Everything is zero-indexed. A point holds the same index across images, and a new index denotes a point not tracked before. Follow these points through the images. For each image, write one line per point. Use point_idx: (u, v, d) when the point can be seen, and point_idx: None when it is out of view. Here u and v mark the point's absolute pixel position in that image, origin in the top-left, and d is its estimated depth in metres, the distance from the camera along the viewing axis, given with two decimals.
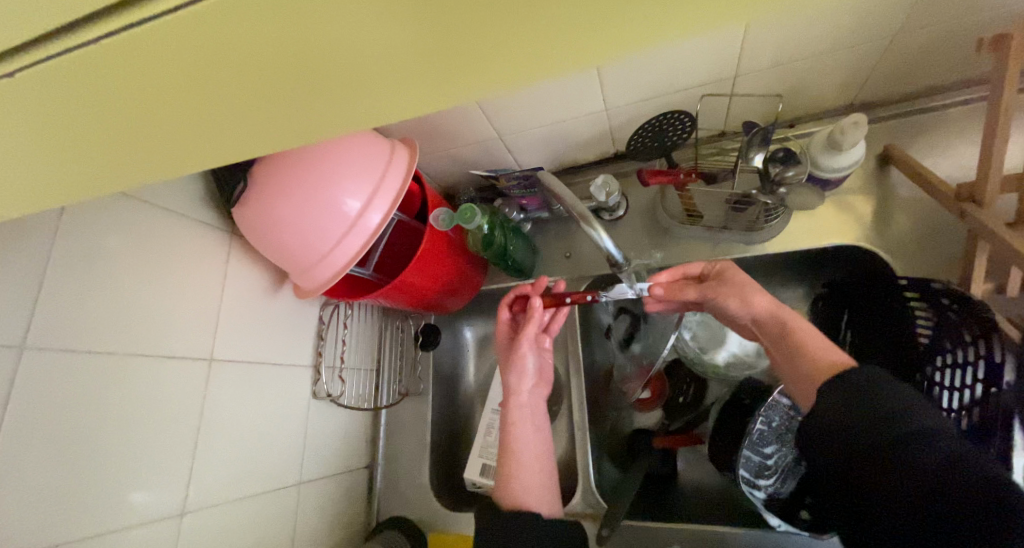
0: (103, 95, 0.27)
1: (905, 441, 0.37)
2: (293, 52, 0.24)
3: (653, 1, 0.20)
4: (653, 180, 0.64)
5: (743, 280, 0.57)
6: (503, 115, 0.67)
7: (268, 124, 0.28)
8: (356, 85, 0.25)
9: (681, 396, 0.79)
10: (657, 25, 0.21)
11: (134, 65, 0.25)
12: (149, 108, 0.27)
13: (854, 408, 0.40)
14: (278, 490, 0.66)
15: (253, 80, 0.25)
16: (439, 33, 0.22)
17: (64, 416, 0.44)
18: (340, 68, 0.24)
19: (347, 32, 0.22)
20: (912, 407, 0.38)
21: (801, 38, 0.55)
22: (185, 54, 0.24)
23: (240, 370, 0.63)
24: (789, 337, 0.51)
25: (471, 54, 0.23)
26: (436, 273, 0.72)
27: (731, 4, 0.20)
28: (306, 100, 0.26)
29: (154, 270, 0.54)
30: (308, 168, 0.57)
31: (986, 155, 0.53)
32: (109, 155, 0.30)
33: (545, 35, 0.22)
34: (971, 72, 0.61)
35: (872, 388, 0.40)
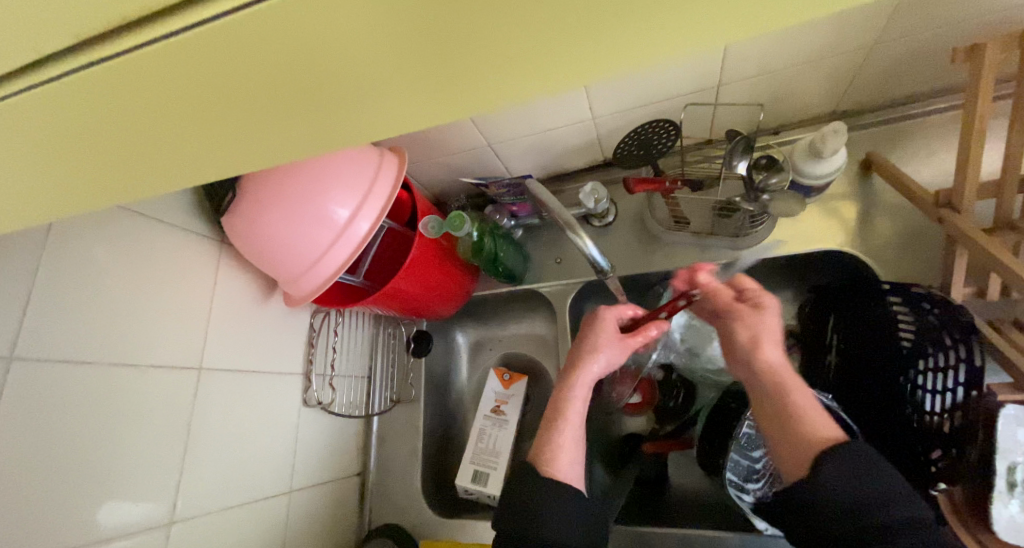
0: (87, 117, 0.27)
1: (886, 529, 0.38)
2: (271, 74, 0.24)
3: (620, 28, 0.21)
4: (639, 188, 0.65)
5: (762, 324, 0.55)
6: (491, 124, 0.68)
7: (247, 143, 0.29)
8: (335, 104, 0.26)
9: (671, 401, 0.79)
10: (625, 48, 0.22)
11: (117, 88, 0.25)
12: (129, 130, 0.28)
13: (851, 488, 0.40)
14: (268, 498, 0.66)
15: (235, 98, 0.26)
16: (416, 55, 0.23)
17: (51, 427, 0.44)
18: (317, 86, 0.25)
19: (325, 54, 0.23)
20: (898, 495, 0.40)
21: (782, 48, 0.56)
22: (165, 79, 0.25)
23: (230, 378, 0.63)
24: (781, 397, 0.49)
25: (448, 75, 0.24)
26: (426, 280, 0.73)
27: (693, 28, 0.21)
28: (285, 119, 0.27)
29: (144, 281, 0.54)
30: (298, 178, 0.57)
31: (964, 163, 0.54)
32: (92, 174, 0.31)
33: (518, 57, 0.23)
34: (949, 81, 0.62)
35: (864, 465, 0.41)
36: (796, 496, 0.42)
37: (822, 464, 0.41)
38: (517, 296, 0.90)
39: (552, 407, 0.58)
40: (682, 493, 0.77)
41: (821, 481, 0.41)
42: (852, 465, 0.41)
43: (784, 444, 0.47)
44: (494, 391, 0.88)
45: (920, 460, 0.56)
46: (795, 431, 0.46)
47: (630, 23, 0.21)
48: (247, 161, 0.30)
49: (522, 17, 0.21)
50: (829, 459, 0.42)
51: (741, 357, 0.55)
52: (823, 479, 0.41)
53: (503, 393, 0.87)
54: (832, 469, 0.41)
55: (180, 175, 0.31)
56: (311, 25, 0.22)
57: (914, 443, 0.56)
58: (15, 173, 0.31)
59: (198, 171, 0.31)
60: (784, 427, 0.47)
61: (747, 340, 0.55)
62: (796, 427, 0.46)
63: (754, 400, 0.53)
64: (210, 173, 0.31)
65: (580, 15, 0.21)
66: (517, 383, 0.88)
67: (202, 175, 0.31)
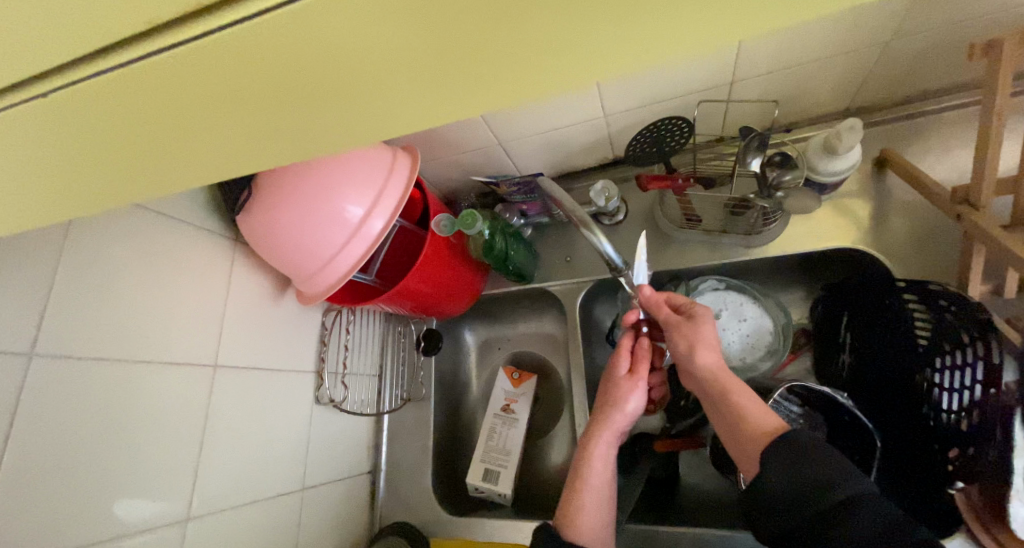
0: (113, 116, 0.27)
1: (832, 515, 0.39)
2: (295, 71, 0.24)
3: (651, 22, 0.21)
4: (653, 185, 0.65)
5: (694, 332, 0.58)
6: (503, 122, 0.68)
7: (271, 141, 0.28)
8: (357, 103, 0.26)
9: (683, 400, 0.78)
10: (654, 44, 0.22)
11: (145, 89, 0.26)
12: (154, 128, 0.28)
13: (794, 478, 0.42)
14: (281, 495, 0.67)
15: (258, 95, 0.26)
16: (441, 51, 0.23)
17: (72, 422, 0.45)
18: (339, 84, 0.25)
19: (350, 50, 0.23)
20: (840, 476, 0.41)
21: (796, 44, 0.56)
22: (192, 76, 0.25)
23: (245, 375, 0.64)
24: (726, 401, 0.52)
25: (473, 72, 0.24)
26: (437, 279, 0.73)
27: (726, 22, 0.21)
28: (308, 117, 0.27)
29: (160, 278, 0.54)
30: (309, 180, 0.57)
31: (981, 159, 0.54)
32: (112, 172, 0.31)
33: (545, 53, 0.23)
34: (964, 77, 0.61)
35: (810, 452, 0.43)
36: (754, 496, 0.44)
37: (767, 460, 0.44)
38: (527, 295, 0.90)
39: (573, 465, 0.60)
40: (695, 494, 0.77)
41: (767, 475, 0.43)
42: (796, 453, 0.43)
43: (733, 442, 0.50)
44: (504, 390, 0.88)
45: (936, 458, 0.55)
46: (741, 428, 0.49)
47: (660, 16, 0.21)
48: (267, 163, 0.30)
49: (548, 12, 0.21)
50: (770, 453, 0.44)
51: (685, 369, 0.58)
52: (769, 474, 0.43)
53: (513, 392, 0.87)
54: (777, 463, 0.43)
55: (199, 178, 0.31)
56: (338, 20, 0.22)
57: (928, 441, 0.56)
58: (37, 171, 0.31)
59: (218, 168, 0.31)
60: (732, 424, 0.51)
61: (686, 350, 0.57)
62: (744, 429, 0.49)
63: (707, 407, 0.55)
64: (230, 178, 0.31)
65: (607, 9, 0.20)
66: (527, 381, 0.88)
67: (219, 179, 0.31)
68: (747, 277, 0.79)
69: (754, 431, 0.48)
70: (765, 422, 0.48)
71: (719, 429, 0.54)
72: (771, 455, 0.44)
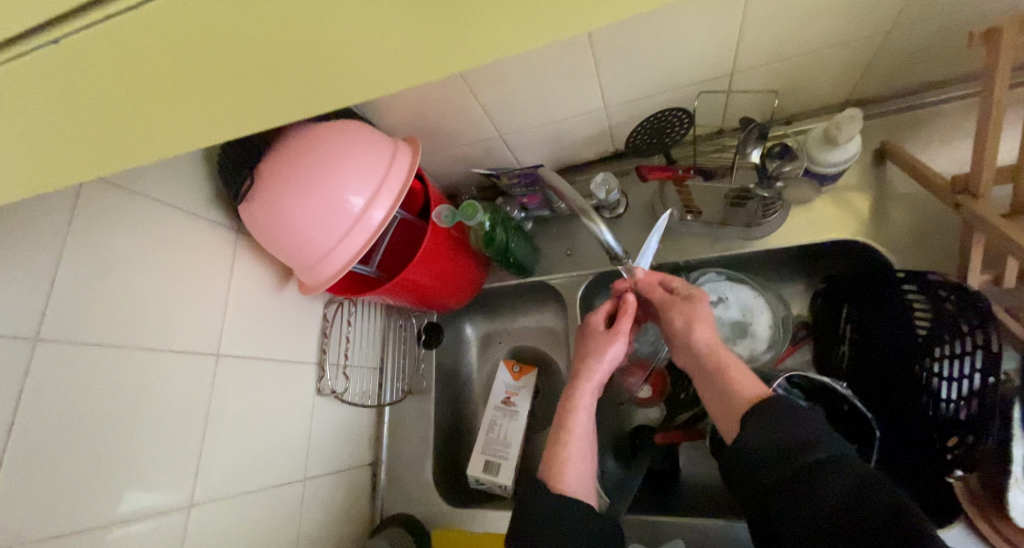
0: (114, 79, 0.28)
1: (807, 473, 0.41)
2: (302, 34, 0.25)
3: None
4: (652, 175, 0.65)
5: (690, 311, 0.59)
6: (504, 114, 0.68)
7: (283, 98, 0.30)
8: (363, 55, 0.27)
9: (682, 392, 0.78)
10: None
11: (143, 46, 0.26)
12: (158, 89, 0.28)
13: (770, 439, 0.44)
14: (283, 486, 0.67)
15: (267, 56, 0.27)
16: (443, 9, 0.24)
17: (76, 408, 0.45)
18: (346, 41, 0.26)
19: (353, 9, 0.24)
20: (814, 438, 0.43)
21: (796, 34, 0.56)
22: (195, 35, 0.25)
23: (247, 365, 0.64)
24: (721, 374, 0.53)
25: (474, 27, 0.25)
26: (437, 270, 0.73)
27: None
28: (320, 74, 0.28)
29: (164, 266, 0.55)
30: (310, 166, 0.58)
31: (980, 148, 0.54)
32: (118, 137, 0.31)
33: (543, 9, 0.24)
34: (964, 69, 0.62)
35: (786, 415, 0.45)
36: (731, 453, 0.47)
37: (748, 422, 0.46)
38: (527, 288, 0.90)
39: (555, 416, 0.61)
40: (695, 485, 0.77)
41: (746, 437, 0.45)
42: (773, 414, 0.45)
43: (721, 408, 0.52)
44: (504, 383, 0.88)
45: (935, 448, 0.55)
46: (729, 396, 0.51)
47: None
48: (280, 120, 0.32)
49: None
50: (751, 417, 0.46)
51: (680, 345, 0.59)
52: (747, 434, 0.46)
53: (513, 384, 0.87)
54: (757, 422, 0.46)
55: (210, 131, 0.32)
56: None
57: (930, 432, 0.56)
58: (36, 139, 0.31)
59: (227, 129, 0.32)
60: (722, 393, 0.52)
61: (683, 325, 0.59)
62: (732, 396, 0.51)
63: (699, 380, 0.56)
64: (238, 132, 0.32)
65: None
66: (528, 374, 0.88)
67: (228, 133, 0.32)
68: (747, 270, 0.79)
69: (742, 400, 0.49)
70: (753, 390, 0.50)
71: (706, 400, 0.55)
72: (751, 419, 0.46)
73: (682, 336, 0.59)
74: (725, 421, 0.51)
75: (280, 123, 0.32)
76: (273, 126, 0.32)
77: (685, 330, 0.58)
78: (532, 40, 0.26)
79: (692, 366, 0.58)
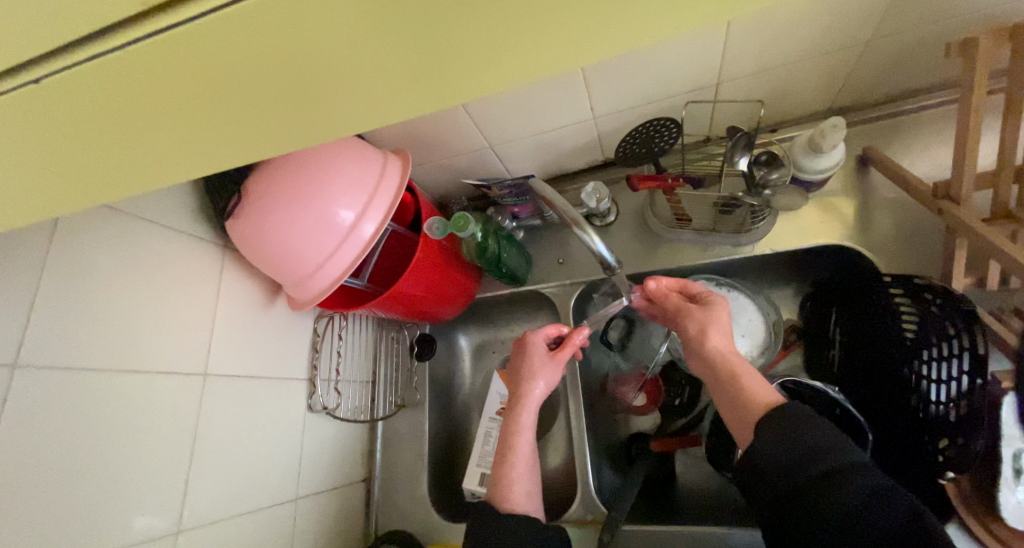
0: (103, 111, 0.27)
1: (821, 483, 0.41)
2: (292, 66, 0.25)
3: (631, 17, 0.22)
4: (642, 185, 0.66)
5: (708, 316, 0.60)
6: (493, 125, 0.69)
7: (273, 132, 0.29)
8: (355, 90, 0.26)
9: (676, 399, 0.79)
10: (637, 33, 0.23)
11: (137, 77, 0.25)
12: (146, 121, 0.28)
13: (787, 443, 0.43)
14: (273, 507, 0.65)
15: (260, 90, 0.26)
16: (435, 42, 0.23)
17: (56, 436, 0.44)
18: (333, 73, 0.25)
19: (344, 40, 0.23)
20: (834, 446, 0.42)
21: (780, 45, 0.57)
22: (185, 68, 0.25)
23: (235, 384, 0.62)
24: (733, 384, 0.52)
25: (466, 62, 0.25)
26: (429, 282, 0.72)
27: (704, 14, 0.22)
28: (308, 106, 0.27)
29: (151, 286, 0.54)
30: (298, 180, 0.57)
31: (961, 155, 0.55)
32: (106, 170, 0.31)
33: (534, 44, 0.24)
34: (942, 76, 0.63)
35: (801, 424, 0.44)
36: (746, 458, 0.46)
37: (761, 428, 0.45)
38: (519, 298, 0.90)
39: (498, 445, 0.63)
40: (692, 489, 0.78)
41: (761, 445, 0.45)
42: (784, 427, 0.44)
43: (732, 415, 0.51)
44: (498, 394, 0.87)
45: (927, 449, 0.56)
46: (743, 402, 0.50)
47: (643, 12, 0.22)
48: (267, 154, 0.31)
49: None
50: (766, 425, 0.45)
51: (694, 350, 0.60)
52: (762, 443, 0.45)
53: (507, 395, 0.87)
54: (770, 433, 0.45)
55: (196, 159, 0.31)
56: (329, 13, 0.22)
57: (920, 433, 0.56)
58: (29, 168, 0.31)
59: (214, 159, 0.31)
60: (733, 407, 0.51)
61: (696, 332, 0.60)
62: (743, 399, 0.50)
63: (712, 388, 0.56)
64: (226, 163, 0.31)
65: None
66: None
67: (213, 161, 0.31)
68: (737, 275, 0.79)
69: (754, 405, 0.49)
70: (768, 397, 0.49)
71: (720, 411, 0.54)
72: (764, 429, 0.45)
73: (695, 342, 0.60)
74: (737, 426, 0.51)
75: (269, 154, 0.31)
76: (261, 158, 0.31)
77: (698, 334, 0.59)
78: (523, 76, 0.26)
79: (705, 372, 0.58)
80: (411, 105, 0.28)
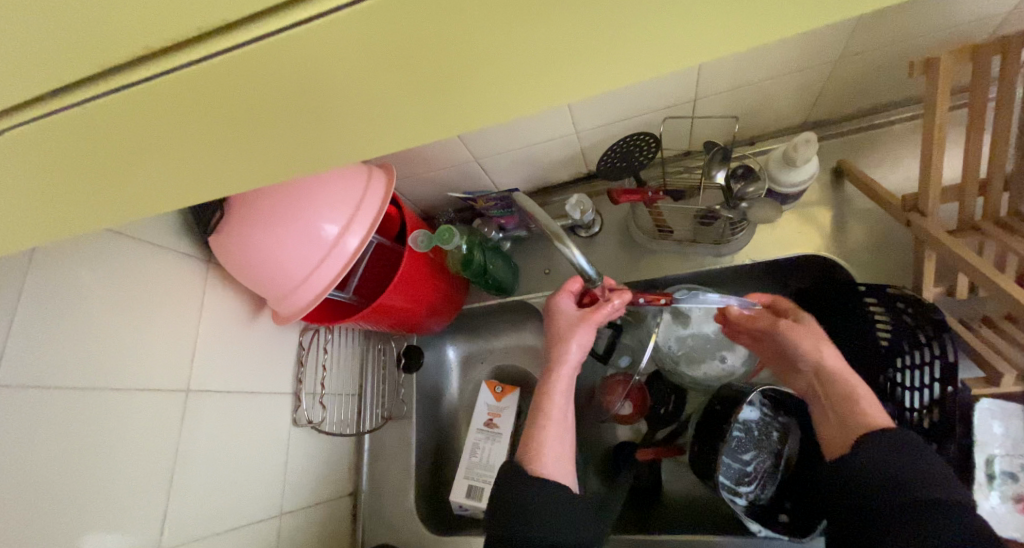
0: (87, 147, 0.29)
1: (914, 505, 0.40)
2: (263, 102, 0.26)
3: (592, 65, 0.23)
4: (622, 199, 0.67)
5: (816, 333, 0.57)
6: (478, 140, 0.70)
7: (248, 167, 0.30)
8: (327, 128, 0.27)
9: (663, 407, 0.80)
10: (599, 78, 0.24)
11: (120, 116, 0.26)
12: (128, 156, 0.29)
13: (888, 460, 0.43)
14: (256, 522, 0.65)
15: (237, 126, 0.27)
16: (403, 87, 0.24)
17: (32, 458, 0.43)
18: (305, 110, 0.26)
19: (314, 80, 0.24)
20: (946, 485, 0.40)
21: (752, 64, 0.59)
22: (164, 107, 0.26)
23: (218, 399, 0.62)
24: (846, 402, 0.51)
25: (434, 103, 0.26)
26: (416, 293, 0.73)
27: (661, 62, 0.23)
28: (277, 139, 0.28)
29: (134, 303, 0.54)
30: (286, 198, 0.57)
31: (927, 170, 0.57)
32: (88, 204, 0.32)
33: (501, 86, 0.25)
34: (909, 93, 0.65)
35: (912, 452, 0.43)
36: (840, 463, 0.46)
37: (865, 439, 0.45)
38: (506, 309, 0.91)
39: (534, 408, 0.62)
40: (678, 498, 0.78)
41: (864, 454, 0.44)
42: (892, 447, 0.43)
43: (839, 434, 0.51)
44: (486, 404, 0.87)
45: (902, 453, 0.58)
46: (853, 421, 0.49)
47: (603, 60, 0.23)
48: (245, 186, 0.32)
49: (518, 32, 0.22)
50: (876, 439, 0.45)
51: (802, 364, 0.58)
52: (864, 452, 0.44)
53: (495, 406, 0.87)
54: (875, 447, 0.44)
55: (176, 192, 0.32)
56: (300, 57, 0.23)
57: None
58: (17, 198, 0.32)
59: (190, 195, 0.32)
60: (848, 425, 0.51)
61: (810, 346, 0.56)
62: (854, 418, 0.49)
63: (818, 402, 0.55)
64: (202, 198, 0.32)
65: (572, 31, 0.21)
66: (510, 395, 0.87)
67: (194, 191, 0.31)
68: (720, 286, 0.81)
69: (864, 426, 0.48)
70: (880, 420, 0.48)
71: (821, 424, 0.54)
72: (869, 443, 0.45)
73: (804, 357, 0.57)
74: (839, 440, 0.51)
75: (245, 188, 0.32)
76: (237, 191, 0.32)
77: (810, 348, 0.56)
78: (495, 114, 0.27)
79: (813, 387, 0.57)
80: (379, 145, 0.28)
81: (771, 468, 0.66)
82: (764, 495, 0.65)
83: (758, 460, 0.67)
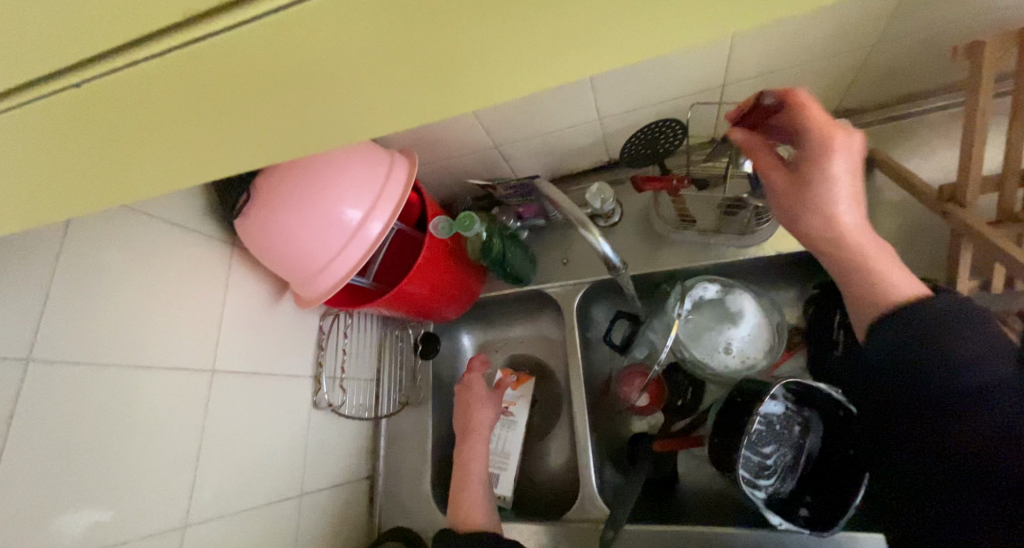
0: (122, 117, 0.29)
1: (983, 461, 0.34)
2: (300, 73, 0.25)
3: (633, 33, 0.22)
4: (647, 185, 0.64)
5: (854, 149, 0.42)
6: (500, 126, 0.69)
7: (282, 141, 0.30)
8: (360, 100, 0.27)
9: (680, 399, 0.80)
10: (639, 49, 0.23)
11: (157, 85, 0.26)
12: (162, 126, 0.29)
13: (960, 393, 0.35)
14: (279, 503, 0.66)
15: (273, 98, 0.27)
16: (437, 54, 0.24)
17: (64, 432, 0.44)
18: (341, 81, 0.25)
19: (350, 50, 0.24)
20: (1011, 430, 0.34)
21: (785, 47, 0.57)
22: (203, 76, 0.26)
23: (240, 381, 0.63)
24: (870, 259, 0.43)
25: (469, 73, 0.25)
26: (434, 280, 0.73)
27: (705, 31, 0.22)
28: (314, 113, 0.28)
29: (160, 281, 0.54)
30: (310, 180, 0.58)
31: (966, 158, 0.55)
32: (118, 176, 0.32)
33: (537, 56, 0.24)
34: (949, 79, 0.63)
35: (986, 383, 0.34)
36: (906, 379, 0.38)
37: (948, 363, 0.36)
38: (524, 297, 0.90)
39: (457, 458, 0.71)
40: (694, 491, 0.78)
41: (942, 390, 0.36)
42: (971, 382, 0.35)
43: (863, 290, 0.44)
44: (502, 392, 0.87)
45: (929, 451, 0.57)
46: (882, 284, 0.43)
47: (645, 27, 0.22)
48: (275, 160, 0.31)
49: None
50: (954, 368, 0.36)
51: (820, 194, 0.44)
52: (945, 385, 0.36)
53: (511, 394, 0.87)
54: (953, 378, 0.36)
55: (207, 163, 0.31)
56: (336, 22, 0.22)
57: None
58: (48, 171, 0.32)
59: (221, 166, 0.32)
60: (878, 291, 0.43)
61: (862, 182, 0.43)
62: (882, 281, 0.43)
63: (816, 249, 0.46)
64: (233, 168, 0.32)
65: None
66: (525, 384, 0.87)
67: (224, 165, 0.31)
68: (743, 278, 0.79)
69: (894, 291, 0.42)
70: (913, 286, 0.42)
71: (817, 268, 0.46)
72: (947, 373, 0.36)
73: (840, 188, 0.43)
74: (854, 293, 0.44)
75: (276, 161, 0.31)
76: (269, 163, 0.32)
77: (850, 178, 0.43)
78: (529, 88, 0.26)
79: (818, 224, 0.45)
80: (413, 118, 0.28)
81: (792, 462, 0.65)
82: (784, 488, 0.65)
83: (778, 454, 0.66)
